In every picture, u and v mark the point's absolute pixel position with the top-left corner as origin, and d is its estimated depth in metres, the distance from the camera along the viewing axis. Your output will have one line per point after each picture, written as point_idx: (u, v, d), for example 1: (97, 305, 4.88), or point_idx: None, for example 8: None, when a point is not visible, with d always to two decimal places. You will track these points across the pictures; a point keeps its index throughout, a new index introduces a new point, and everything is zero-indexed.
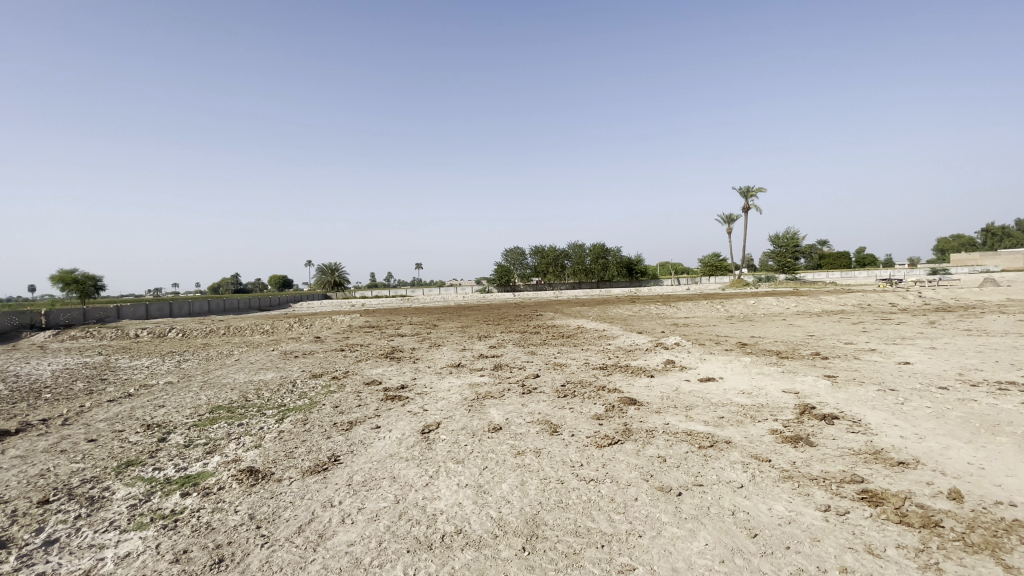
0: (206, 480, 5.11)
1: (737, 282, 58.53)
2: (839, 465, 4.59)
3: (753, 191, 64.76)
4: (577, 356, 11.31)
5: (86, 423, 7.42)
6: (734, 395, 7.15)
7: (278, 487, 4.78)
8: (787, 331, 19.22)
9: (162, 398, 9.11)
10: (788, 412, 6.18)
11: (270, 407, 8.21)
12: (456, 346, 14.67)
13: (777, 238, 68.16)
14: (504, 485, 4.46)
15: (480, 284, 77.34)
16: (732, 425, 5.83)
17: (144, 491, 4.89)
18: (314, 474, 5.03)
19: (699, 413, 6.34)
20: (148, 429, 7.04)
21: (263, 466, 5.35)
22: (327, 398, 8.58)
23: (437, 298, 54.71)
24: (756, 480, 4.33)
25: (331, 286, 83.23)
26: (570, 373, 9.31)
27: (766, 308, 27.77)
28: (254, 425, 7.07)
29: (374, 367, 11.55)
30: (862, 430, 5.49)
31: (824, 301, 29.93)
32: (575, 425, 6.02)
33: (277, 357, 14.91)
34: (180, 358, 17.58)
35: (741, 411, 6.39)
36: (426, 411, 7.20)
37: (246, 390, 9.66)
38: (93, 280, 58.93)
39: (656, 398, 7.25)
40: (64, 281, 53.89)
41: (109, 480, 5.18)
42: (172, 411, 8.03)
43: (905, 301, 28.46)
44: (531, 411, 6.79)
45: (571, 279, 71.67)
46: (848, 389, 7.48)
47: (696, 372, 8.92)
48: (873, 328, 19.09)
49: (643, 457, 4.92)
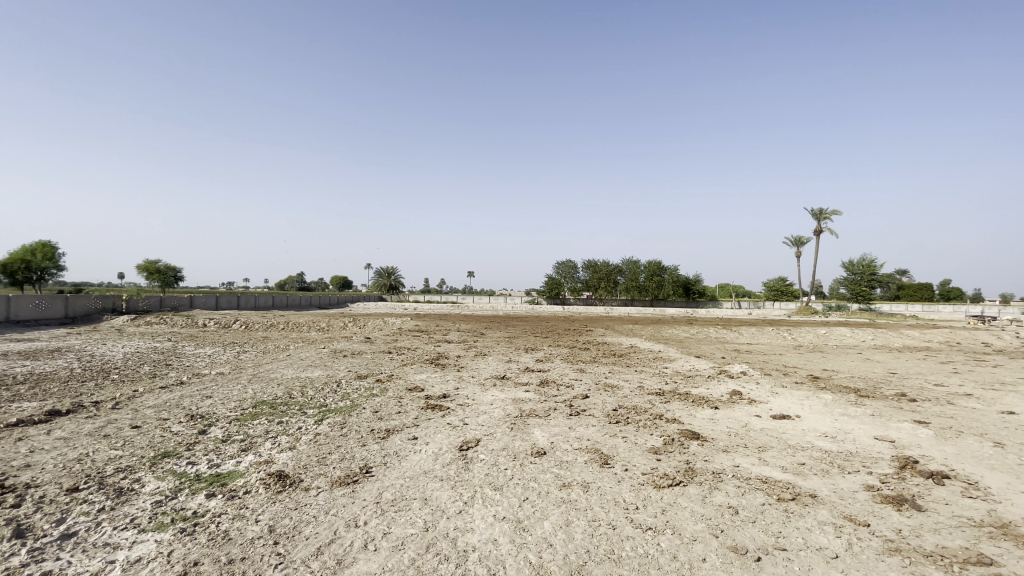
0: (235, 481, 4.89)
1: (804, 308, 55.01)
2: (959, 540, 3.71)
3: (826, 213, 60.67)
4: (630, 378, 10.53)
5: (135, 409, 7.53)
6: (814, 438, 6.23)
7: (305, 497, 4.47)
8: (866, 367, 17.38)
9: (210, 388, 9.22)
10: (884, 465, 5.26)
11: (312, 406, 8.06)
12: (502, 357, 14.18)
13: (850, 264, 63.44)
14: (547, 523, 3.91)
15: (531, 296, 76.94)
16: (816, 475, 5.00)
17: (173, 487, 4.74)
18: (342, 487, 4.67)
19: (774, 457, 5.52)
20: (191, 419, 7.03)
21: (293, 472, 5.07)
22: (368, 402, 8.32)
23: (487, 307, 54.63)
24: (854, 550, 3.54)
25: (386, 289, 85.71)
26: (622, 397, 8.59)
27: (838, 340, 25.63)
28: (293, 425, 6.91)
29: (418, 373, 11.27)
30: (983, 495, 4.50)
31: (905, 336, 27.15)
32: (629, 458, 5.38)
33: (326, 355, 15.08)
34: (237, 349, 18.20)
35: (825, 458, 5.51)
36: (467, 425, 6.76)
37: (290, 387, 9.62)
38: (174, 270, 63.88)
39: (721, 434, 6.44)
40: (148, 270, 58.66)
41: (141, 472, 5.09)
42: (217, 403, 8.04)
43: (1002, 341, 25.45)
44: (579, 436, 6.19)
45: (624, 295, 69.79)
46: (953, 441, 6.37)
47: (767, 407, 7.97)
48: (967, 370, 16.94)
49: (710, 505, 4.23)
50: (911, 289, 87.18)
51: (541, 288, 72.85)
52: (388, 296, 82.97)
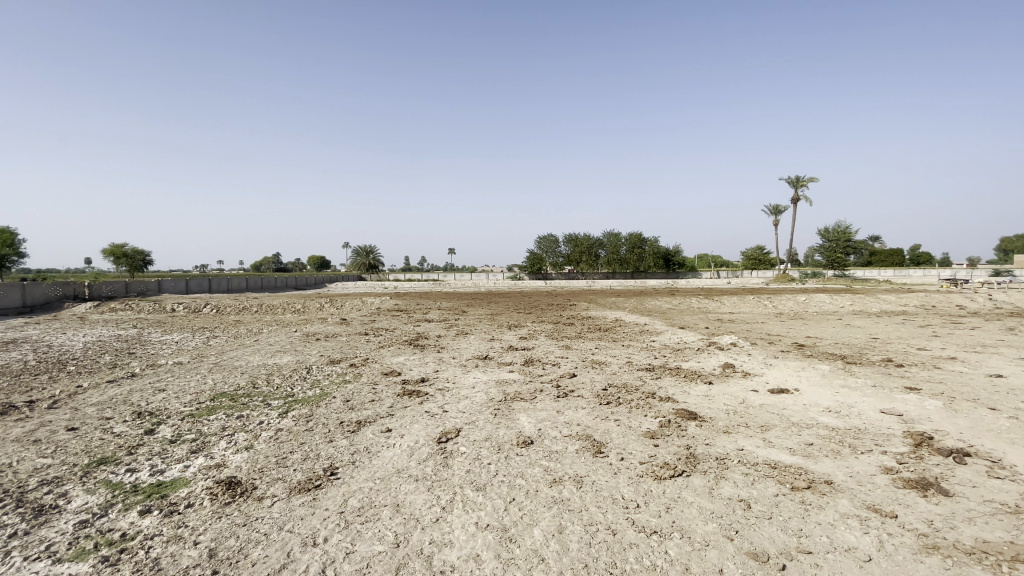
0: (177, 492, 4.24)
1: (782, 276, 55.69)
2: (1000, 532, 3.29)
3: (803, 181, 61.01)
4: (618, 354, 10.06)
5: (75, 407, 6.78)
6: (818, 414, 5.84)
7: (255, 509, 3.85)
8: (847, 333, 17.34)
9: (166, 380, 8.45)
10: (897, 444, 4.87)
11: (277, 396, 7.41)
12: (485, 335, 13.67)
13: (826, 231, 64.40)
14: (537, 530, 3.39)
15: (513, 272, 76.52)
16: (828, 458, 4.58)
17: (103, 502, 4.08)
18: (300, 494, 4.07)
19: (781, 438, 5.10)
20: (138, 417, 6.32)
21: (247, 478, 4.45)
22: (338, 390, 7.67)
23: (468, 284, 53.78)
24: (887, 551, 3.10)
25: (366, 269, 84.24)
26: (612, 374, 8.12)
27: (818, 306, 25.74)
28: (254, 419, 6.26)
29: (396, 356, 10.65)
30: (1010, 474, 4.12)
31: (882, 301, 27.42)
32: (624, 445, 4.89)
33: (298, 338, 14.30)
34: (207, 334, 17.30)
35: (834, 437, 5.09)
36: (446, 413, 6.19)
37: (255, 375, 8.90)
38: (142, 254, 61.66)
39: (720, 412, 6.00)
40: (115, 255, 56.38)
41: (69, 484, 4.41)
42: (171, 397, 7.31)
43: (975, 303, 25.84)
44: (569, 421, 5.67)
45: (605, 268, 69.71)
46: (959, 411, 6.04)
47: (763, 380, 7.59)
48: (945, 333, 17.02)
49: (719, 499, 3.76)
50: (884, 254, 89.03)
51: (522, 263, 72.39)
52: (369, 275, 81.89)
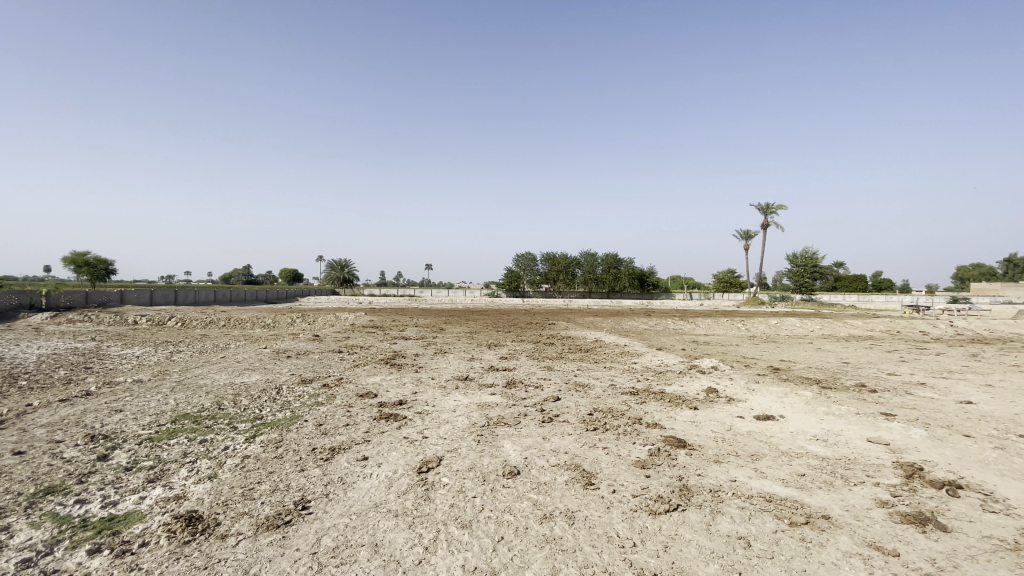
0: (131, 527, 3.83)
1: (753, 299, 56.92)
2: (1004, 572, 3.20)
3: (774, 208, 63.06)
4: (600, 376, 9.90)
5: (21, 428, 6.23)
6: (807, 443, 5.76)
7: (219, 550, 3.50)
8: (820, 357, 17.65)
9: (123, 400, 7.88)
10: (889, 475, 4.81)
11: (244, 419, 6.97)
12: (464, 354, 13.38)
13: (795, 256, 66.44)
14: (529, 574, 3.15)
15: (490, 289, 76.29)
16: (823, 490, 4.48)
17: (48, 538, 3.64)
18: (269, 532, 3.73)
19: (773, 468, 4.99)
20: (91, 441, 5.82)
21: (210, 512, 4.07)
22: (310, 413, 7.27)
23: (445, 300, 53.41)
24: None
25: (340, 284, 82.83)
26: (596, 398, 7.94)
27: (790, 330, 26.27)
28: (218, 444, 5.84)
29: (372, 375, 10.27)
30: (1004, 508, 4.08)
31: (849, 325, 28.15)
32: (615, 475, 4.70)
33: (269, 355, 13.72)
34: (171, 349, 16.51)
35: (826, 468, 5.00)
36: (426, 439, 5.89)
37: (222, 395, 8.41)
38: (105, 263, 59.32)
39: (709, 440, 5.87)
40: (76, 264, 54.00)
41: (10, 517, 3.96)
42: (128, 418, 6.79)
43: (937, 329, 26.75)
44: (556, 449, 5.44)
45: (582, 288, 70.23)
46: (942, 440, 6.06)
47: (748, 406, 7.52)
48: (913, 358, 17.48)
49: (718, 537, 3.59)
50: (848, 279, 92.22)
51: (499, 281, 72.29)
52: (343, 289, 80.60)
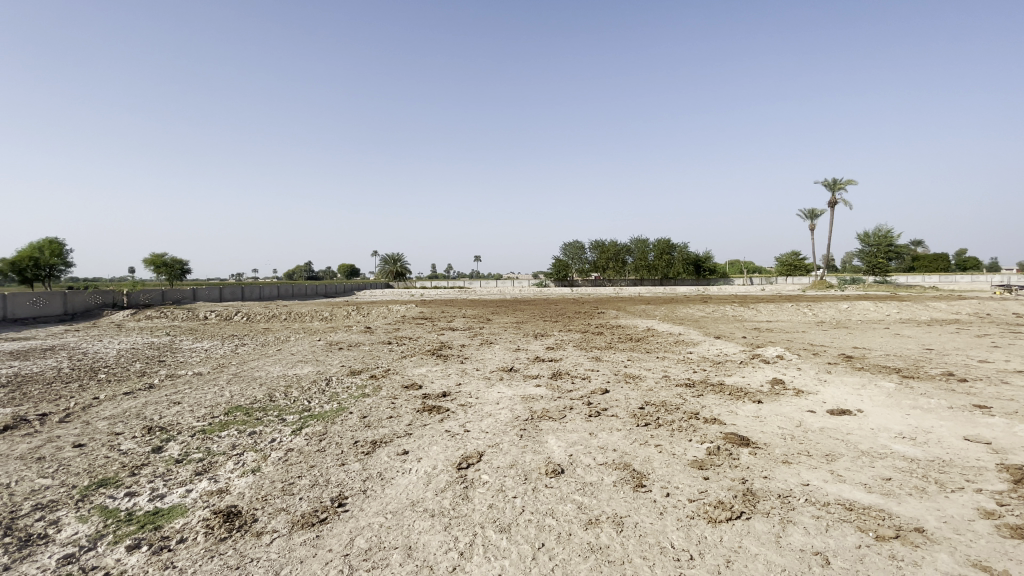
0: (172, 522, 3.84)
1: (819, 282, 53.39)
2: None
3: (841, 184, 58.69)
4: (652, 367, 9.39)
5: (87, 421, 6.55)
6: (890, 442, 5.10)
7: (252, 548, 3.42)
8: (898, 343, 16.13)
9: (182, 392, 8.19)
10: (994, 480, 4.12)
11: (292, 411, 7.05)
12: (510, 344, 13.15)
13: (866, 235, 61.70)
14: None
15: (539, 279, 75.78)
16: (913, 497, 3.88)
17: (94, 532, 3.70)
18: (303, 531, 3.63)
19: (853, 470, 4.41)
20: (147, 433, 6.03)
21: (249, 507, 4.04)
22: (355, 405, 7.25)
23: (493, 291, 53.46)
24: None
25: (393, 277, 84.86)
26: (648, 391, 7.48)
27: (863, 314, 24.27)
28: (265, 437, 5.91)
29: (417, 367, 10.23)
30: None
31: (931, 308, 25.67)
32: (670, 477, 4.29)
33: (322, 347, 14.03)
34: (235, 342, 17.33)
35: (916, 471, 4.36)
36: (468, 434, 5.69)
37: (273, 387, 8.58)
38: (180, 263, 63.74)
39: (775, 437, 5.32)
40: (155, 264, 58.15)
41: (63, 510, 4.08)
42: (184, 411, 7.03)
43: None
44: (604, 446, 5.09)
45: (633, 275, 68.37)
46: None
47: (819, 399, 6.82)
48: (1009, 343, 15.63)
49: (789, 551, 3.14)
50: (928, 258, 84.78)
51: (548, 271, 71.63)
52: (396, 283, 82.61)
